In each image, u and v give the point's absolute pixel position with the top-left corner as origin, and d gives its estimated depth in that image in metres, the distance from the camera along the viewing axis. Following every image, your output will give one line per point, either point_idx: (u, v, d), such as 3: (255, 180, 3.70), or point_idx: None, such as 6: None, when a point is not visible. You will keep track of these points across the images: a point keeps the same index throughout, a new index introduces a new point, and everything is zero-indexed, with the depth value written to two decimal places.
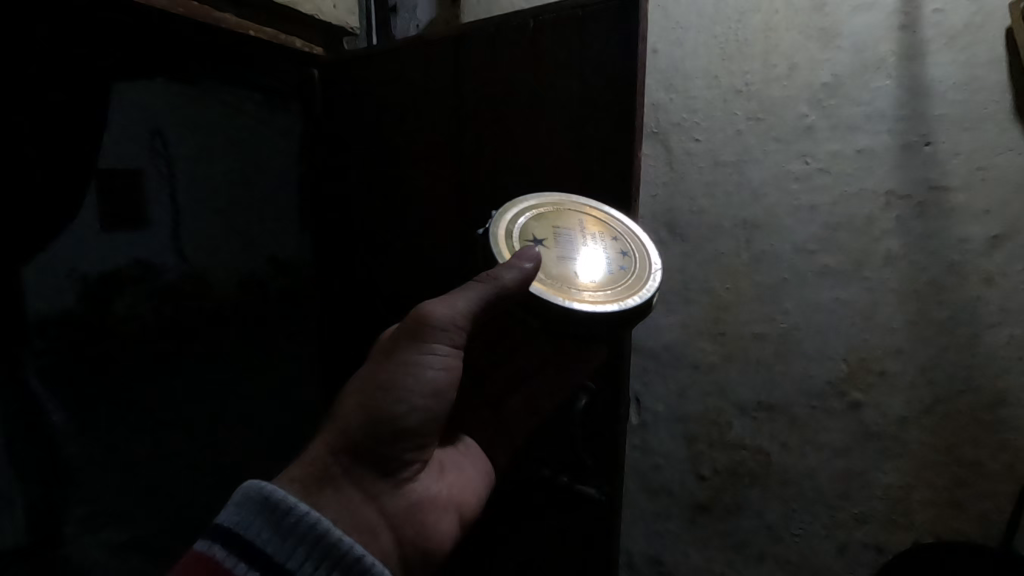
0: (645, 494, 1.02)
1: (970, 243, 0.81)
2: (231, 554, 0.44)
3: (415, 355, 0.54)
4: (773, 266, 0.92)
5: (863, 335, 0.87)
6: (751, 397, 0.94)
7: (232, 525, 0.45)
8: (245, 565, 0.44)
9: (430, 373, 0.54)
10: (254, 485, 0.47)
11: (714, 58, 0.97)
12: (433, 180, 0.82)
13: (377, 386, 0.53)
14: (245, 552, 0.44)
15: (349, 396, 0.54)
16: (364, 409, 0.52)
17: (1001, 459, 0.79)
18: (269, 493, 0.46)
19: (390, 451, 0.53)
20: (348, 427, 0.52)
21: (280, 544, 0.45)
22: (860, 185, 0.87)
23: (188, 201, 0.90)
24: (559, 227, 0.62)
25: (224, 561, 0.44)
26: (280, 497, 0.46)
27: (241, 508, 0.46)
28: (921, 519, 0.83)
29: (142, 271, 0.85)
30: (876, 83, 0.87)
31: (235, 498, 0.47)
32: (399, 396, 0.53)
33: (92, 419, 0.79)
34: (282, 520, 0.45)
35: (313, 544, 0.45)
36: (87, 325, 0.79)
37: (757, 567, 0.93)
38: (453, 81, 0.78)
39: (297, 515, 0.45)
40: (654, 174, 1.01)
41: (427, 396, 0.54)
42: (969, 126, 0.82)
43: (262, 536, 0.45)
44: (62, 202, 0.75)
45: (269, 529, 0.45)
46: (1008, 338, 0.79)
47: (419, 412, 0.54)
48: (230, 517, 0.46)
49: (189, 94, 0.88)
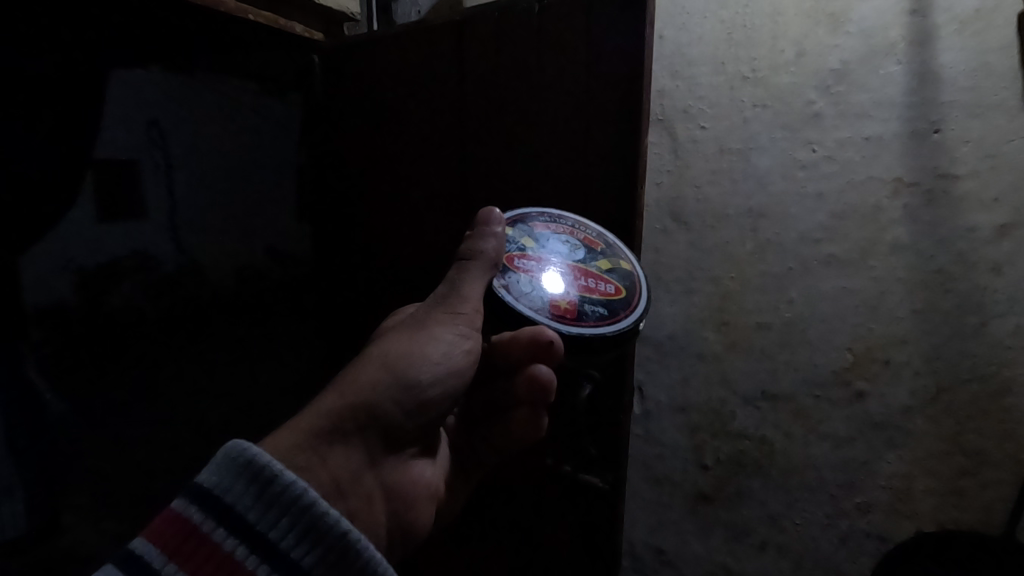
0: (649, 482, 1.01)
1: (979, 232, 0.81)
2: (209, 518, 0.41)
3: (440, 332, 0.55)
4: (779, 255, 0.92)
5: (868, 325, 0.86)
6: (754, 387, 0.93)
7: (212, 487, 0.42)
8: (224, 531, 0.40)
9: (452, 352, 0.55)
10: (237, 446, 0.43)
11: (721, 44, 0.96)
12: (437, 171, 0.82)
13: (399, 352, 0.53)
14: (224, 518, 0.41)
15: (368, 360, 0.53)
16: (387, 372, 0.52)
17: (1006, 449, 0.78)
18: (254, 457, 0.42)
19: (404, 424, 0.54)
20: (371, 388, 0.51)
21: (262, 513, 0.41)
22: (869, 172, 0.87)
23: (185, 192, 0.95)
24: (583, 280, 0.61)
25: (202, 525, 0.40)
26: (265, 461, 0.42)
27: (224, 469, 0.42)
28: (924, 509, 0.83)
29: (140, 262, 0.91)
30: (885, 69, 0.86)
31: (217, 458, 0.43)
32: (424, 369, 0.53)
33: (86, 407, 0.85)
34: (265, 488, 0.41)
35: (296, 515, 0.41)
36: (82, 317, 0.85)
37: (758, 557, 0.92)
38: (457, 68, 0.78)
39: (282, 482, 0.41)
40: (659, 161, 1.01)
41: (445, 374, 0.55)
42: (979, 113, 0.81)
43: (242, 503, 0.41)
44: (56, 197, 0.80)
45: (250, 494, 0.41)
46: (1015, 327, 0.78)
47: (438, 389, 0.55)
48: (211, 478, 0.42)
49: (189, 97, 0.93)
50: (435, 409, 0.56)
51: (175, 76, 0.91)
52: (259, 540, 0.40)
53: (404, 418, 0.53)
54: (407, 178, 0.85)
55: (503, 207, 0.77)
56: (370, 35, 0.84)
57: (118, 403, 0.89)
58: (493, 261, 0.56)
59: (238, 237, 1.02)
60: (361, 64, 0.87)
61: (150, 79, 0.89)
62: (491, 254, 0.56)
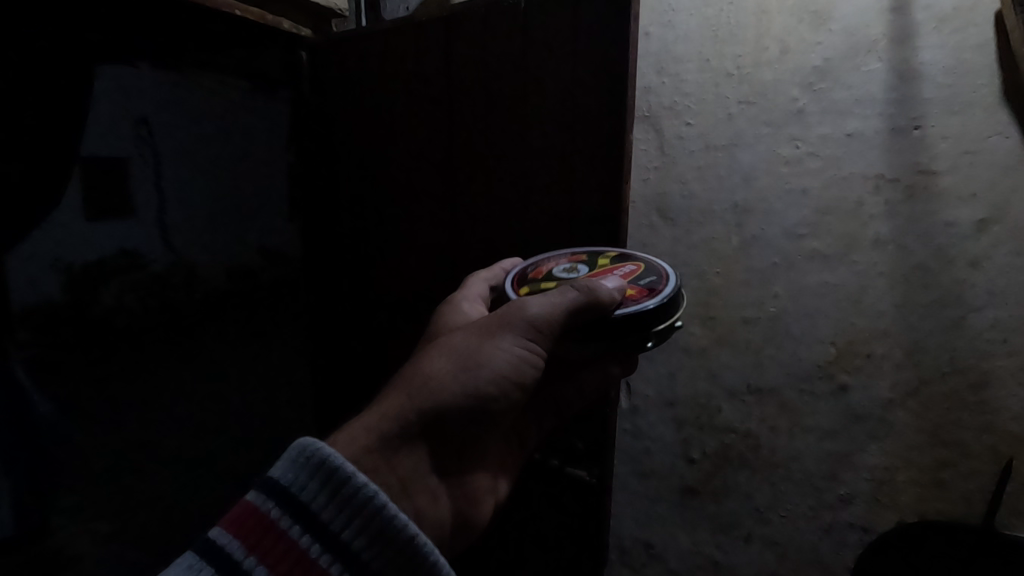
0: (637, 476, 1.01)
1: (959, 227, 0.82)
2: (286, 515, 0.41)
3: (501, 342, 0.54)
4: (764, 250, 0.93)
5: (851, 319, 0.88)
6: (740, 381, 0.94)
7: (289, 483, 0.43)
8: (300, 527, 0.41)
9: (514, 364, 0.54)
10: (312, 444, 0.44)
11: (707, 41, 0.97)
12: (425, 168, 0.82)
13: (469, 359, 0.52)
14: (300, 514, 0.41)
15: (440, 361, 0.52)
16: (454, 378, 0.51)
17: (985, 440, 0.80)
18: (328, 457, 0.43)
19: (462, 428, 0.53)
20: (436, 393, 0.50)
21: (336, 512, 0.41)
22: (851, 168, 0.88)
23: (173, 190, 0.96)
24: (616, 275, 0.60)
25: (279, 521, 0.41)
26: (339, 462, 0.43)
27: (298, 468, 0.43)
28: (906, 500, 0.84)
29: (128, 261, 0.93)
30: (867, 66, 0.87)
31: (291, 454, 0.44)
32: (486, 380, 0.52)
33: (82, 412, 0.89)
34: (338, 487, 0.42)
35: (366, 516, 0.41)
36: (62, 316, 0.86)
37: (742, 548, 0.93)
38: (445, 65, 0.78)
39: (353, 484, 0.42)
40: (645, 158, 1.01)
41: (509, 383, 0.54)
42: (958, 110, 0.82)
43: (317, 501, 0.42)
44: (42, 195, 0.82)
45: (323, 493, 0.42)
46: (993, 321, 0.80)
47: (500, 398, 0.54)
48: (286, 475, 0.43)
49: (182, 97, 0.95)
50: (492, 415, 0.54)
51: (162, 74, 0.91)
52: (334, 538, 0.41)
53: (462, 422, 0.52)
54: (396, 175, 0.85)
55: (491, 202, 0.77)
56: (357, 31, 0.84)
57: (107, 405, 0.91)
58: (589, 302, 0.53)
59: (234, 236, 1.04)
60: (349, 60, 0.86)
61: (143, 79, 0.90)
62: (582, 297, 0.52)
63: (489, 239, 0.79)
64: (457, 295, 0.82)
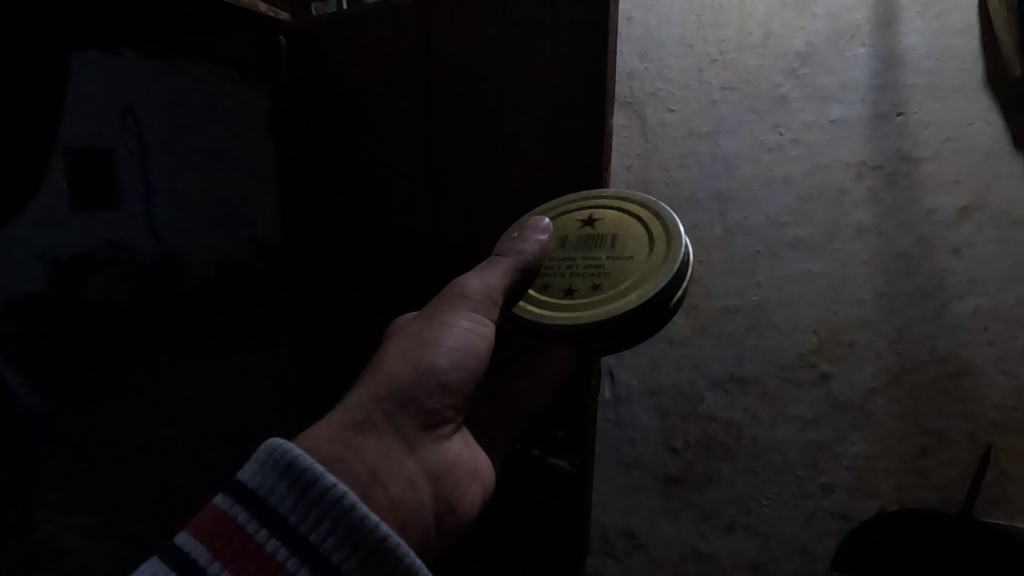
0: (620, 468, 0.99)
1: (941, 214, 0.83)
2: (254, 518, 0.42)
3: (450, 318, 0.56)
4: (746, 239, 0.92)
5: (834, 307, 0.88)
6: (723, 370, 0.93)
7: (256, 487, 0.43)
8: (268, 531, 0.41)
9: (469, 336, 0.56)
10: (280, 448, 0.44)
11: (690, 26, 0.96)
12: (406, 158, 0.81)
13: (421, 344, 0.54)
14: (269, 519, 0.42)
15: (393, 350, 0.55)
16: (411, 360, 0.54)
17: (964, 428, 0.81)
18: (296, 460, 0.43)
19: (433, 404, 0.54)
20: (390, 376, 0.53)
21: (304, 514, 0.42)
22: (834, 155, 0.88)
23: (160, 177, 0.97)
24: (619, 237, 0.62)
25: (246, 525, 0.42)
26: (307, 465, 0.43)
27: (267, 471, 0.43)
28: (887, 488, 0.84)
29: (115, 251, 0.93)
30: (850, 51, 0.89)
31: (258, 458, 0.44)
32: (440, 355, 0.54)
33: (71, 398, 0.90)
34: (307, 490, 0.42)
35: (336, 518, 0.42)
36: (55, 306, 0.88)
37: (725, 538, 0.91)
38: (424, 47, 0.76)
39: (323, 486, 0.42)
40: (628, 145, 0.99)
41: (465, 358, 0.55)
42: (940, 96, 0.84)
43: (285, 504, 0.42)
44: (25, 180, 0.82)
45: (292, 495, 0.43)
46: (974, 308, 0.81)
47: (460, 369, 0.55)
48: (253, 479, 0.43)
49: (172, 89, 0.97)
50: (461, 390, 0.56)
51: (157, 65, 0.95)
52: (301, 541, 0.41)
53: (424, 397, 0.53)
54: (374, 166, 0.84)
55: (474, 188, 0.76)
56: (336, 13, 0.82)
57: (99, 392, 0.93)
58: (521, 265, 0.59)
59: (214, 226, 1.03)
60: (328, 45, 0.84)
61: (123, 65, 0.92)
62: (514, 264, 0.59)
63: (470, 228, 0.77)
64: (437, 284, 0.81)
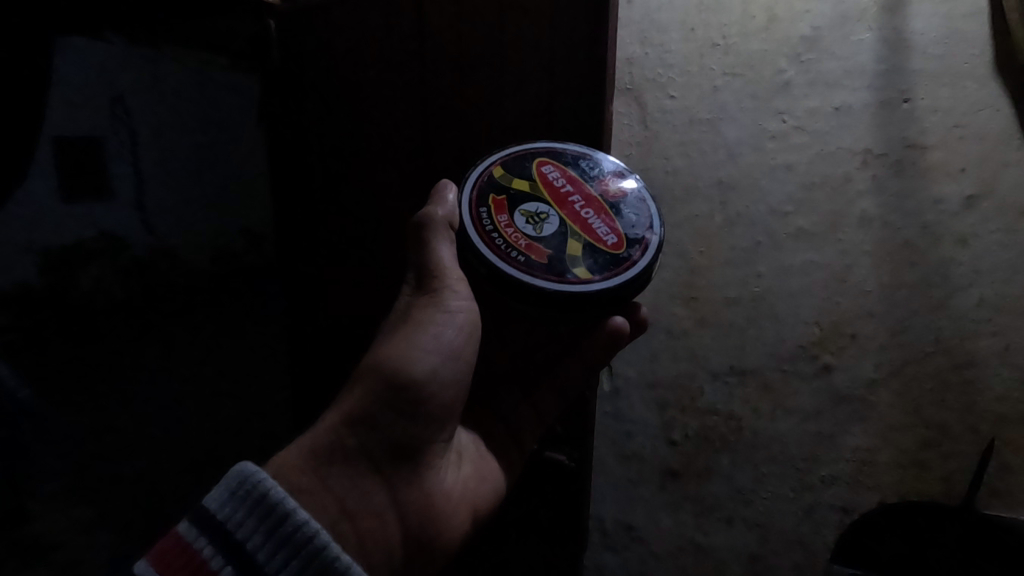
0: (618, 457, 0.94)
1: (949, 202, 0.84)
2: (219, 555, 0.44)
3: (426, 321, 0.54)
4: (748, 228, 0.91)
5: (835, 300, 0.86)
6: (724, 362, 0.91)
7: (226, 522, 0.45)
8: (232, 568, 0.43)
9: (445, 335, 0.55)
10: (256, 482, 0.46)
11: (691, 10, 0.97)
12: (402, 143, 0.78)
13: (390, 360, 0.53)
14: (236, 556, 0.44)
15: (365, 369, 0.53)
16: (380, 376, 0.52)
17: (966, 420, 0.81)
18: (270, 496, 0.46)
19: (410, 423, 0.53)
20: (359, 399, 0.52)
21: (273, 553, 0.44)
22: (839, 142, 0.88)
23: (152, 168, 0.92)
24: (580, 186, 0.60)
25: (211, 560, 0.44)
26: (280, 501, 0.45)
27: (240, 505, 0.46)
28: (888, 482, 0.82)
29: (108, 244, 0.89)
30: (855, 36, 0.91)
31: (230, 494, 0.46)
32: (413, 363, 0.53)
33: (65, 402, 0.87)
34: (278, 527, 0.45)
35: (304, 558, 0.44)
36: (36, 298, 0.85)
37: (726, 532, 0.88)
38: (418, 25, 0.73)
39: (295, 523, 0.45)
40: (628, 132, 0.96)
41: (442, 363, 0.55)
42: (946, 82, 0.86)
43: (253, 540, 0.44)
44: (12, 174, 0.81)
45: (260, 531, 0.44)
46: (978, 299, 0.81)
47: (437, 374, 0.54)
48: (224, 512, 0.46)
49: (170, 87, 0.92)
50: (438, 405, 0.55)
51: (142, 50, 0.88)
52: None
53: (402, 422, 0.52)
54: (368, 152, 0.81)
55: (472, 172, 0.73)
56: None
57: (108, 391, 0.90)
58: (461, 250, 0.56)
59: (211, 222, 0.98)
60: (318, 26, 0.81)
61: (113, 49, 0.86)
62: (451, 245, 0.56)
63: None
64: None
